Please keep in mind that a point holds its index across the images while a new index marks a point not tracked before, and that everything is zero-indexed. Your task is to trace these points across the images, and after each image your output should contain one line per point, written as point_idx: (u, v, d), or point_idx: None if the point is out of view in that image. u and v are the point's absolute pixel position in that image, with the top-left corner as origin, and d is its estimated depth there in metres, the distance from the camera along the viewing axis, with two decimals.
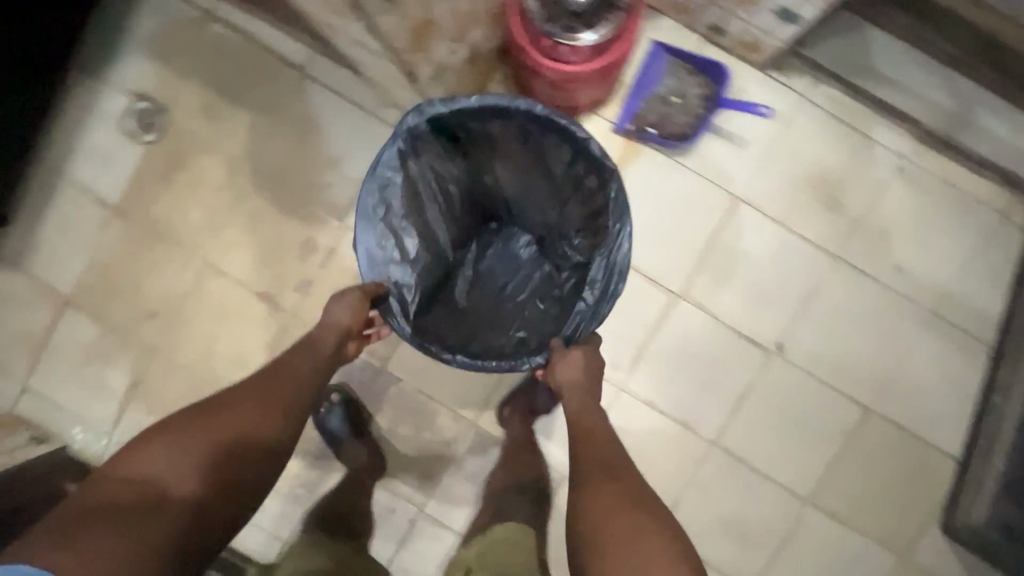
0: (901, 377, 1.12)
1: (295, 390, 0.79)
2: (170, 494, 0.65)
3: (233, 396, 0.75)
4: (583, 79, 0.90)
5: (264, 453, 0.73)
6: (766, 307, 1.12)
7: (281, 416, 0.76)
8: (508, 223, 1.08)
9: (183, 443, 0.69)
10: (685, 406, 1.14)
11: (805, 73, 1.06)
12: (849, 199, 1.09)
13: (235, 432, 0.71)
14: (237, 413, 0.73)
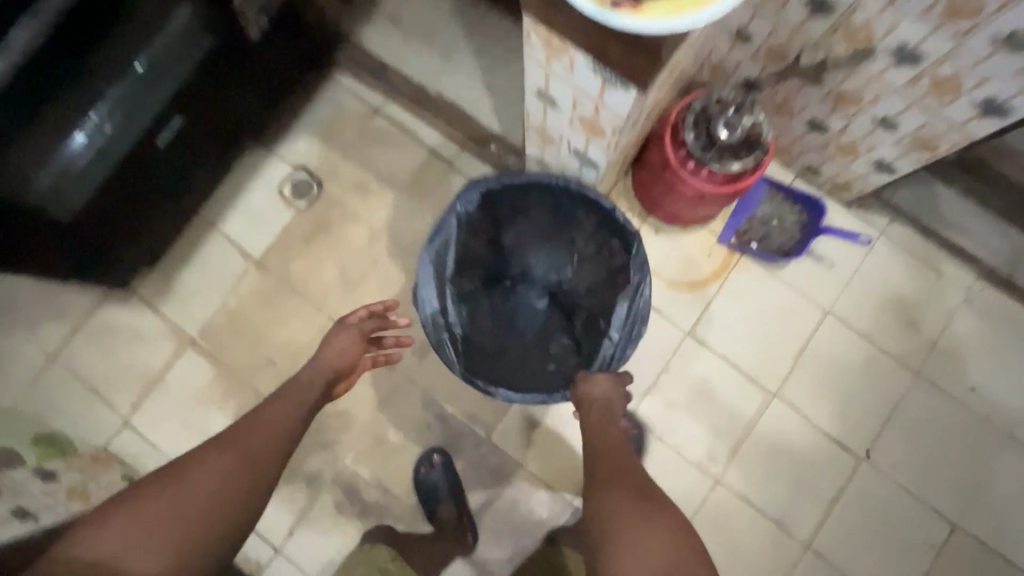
0: (982, 495, 1.18)
1: (271, 440, 0.78)
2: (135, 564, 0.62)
3: (191, 461, 0.70)
4: (717, 197, 1.06)
5: (240, 501, 0.70)
6: (853, 414, 1.21)
7: (257, 464, 0.74)
8: (520, 281, 0.98)
9: (151, 520, 0.64)
10: (778, 504, 1.18)
11: (885, 212, 1.24)
12: (925, 322, 1.23)
13: (201, 493, 0.68)
14: (200, 475, 0.69)
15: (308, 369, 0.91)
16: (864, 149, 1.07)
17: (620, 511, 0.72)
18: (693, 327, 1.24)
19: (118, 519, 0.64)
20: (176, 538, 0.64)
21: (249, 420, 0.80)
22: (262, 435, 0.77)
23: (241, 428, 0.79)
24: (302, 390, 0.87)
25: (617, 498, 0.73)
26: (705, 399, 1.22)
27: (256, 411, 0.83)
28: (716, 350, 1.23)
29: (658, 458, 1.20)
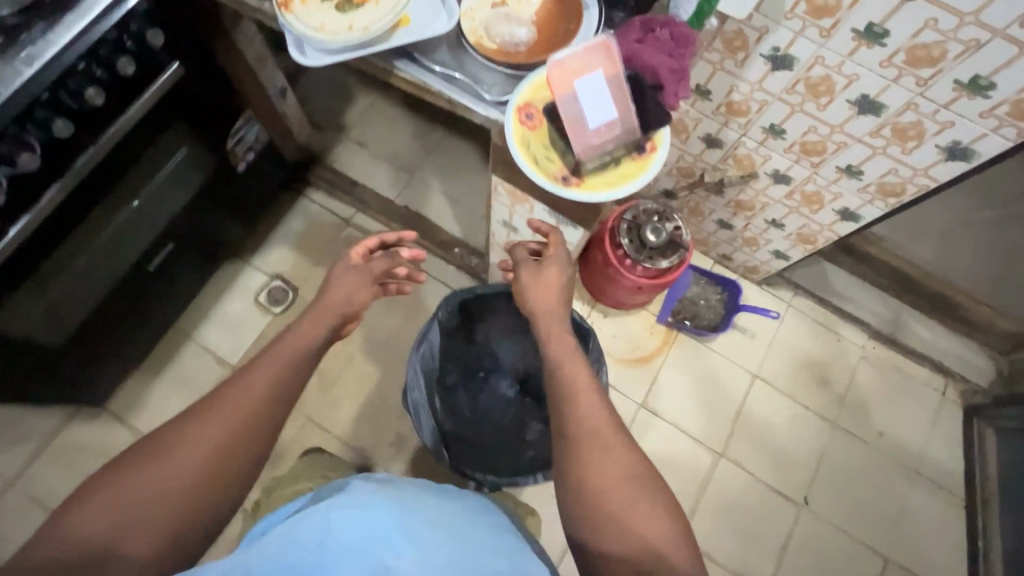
0: (903, 527, 1.35)
1: (264, 401, 0.69)
2: (136, 533, 0.57)
3: (187, 423, 0.64)
4: (652, 288, 1.26)
5: (243, 457, 0.65)
6: (789, 466, 1.37)
7: (261, 422, 0.67)
8: (492, 371, 1.12)
9: (141, 490, 0.59)
10: (737, 556, 1.30)
11: (789, 289, 1.49)
12: (834, 379, 1.44)
13: (199, 458, 0.62)
14: (198, 440, 0.63)
15: (300, 328, 0.79)
16: (764, 242, 1.31)
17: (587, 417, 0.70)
18: (644, 399, 1.39)
19: (112, 488, 0.59)
20: (177, 503, 0.60)
21: (233, 381, 0.69)
22: (254, 394, 0.68)
23: (225, 388, 0.68)
24: (298, 348, 0.76)
25: (581, 401, 0.72)
26: (663, 463, 1.35)
27: (235, 377, 0.70)
28: (667, 418, 1.38)
29: None
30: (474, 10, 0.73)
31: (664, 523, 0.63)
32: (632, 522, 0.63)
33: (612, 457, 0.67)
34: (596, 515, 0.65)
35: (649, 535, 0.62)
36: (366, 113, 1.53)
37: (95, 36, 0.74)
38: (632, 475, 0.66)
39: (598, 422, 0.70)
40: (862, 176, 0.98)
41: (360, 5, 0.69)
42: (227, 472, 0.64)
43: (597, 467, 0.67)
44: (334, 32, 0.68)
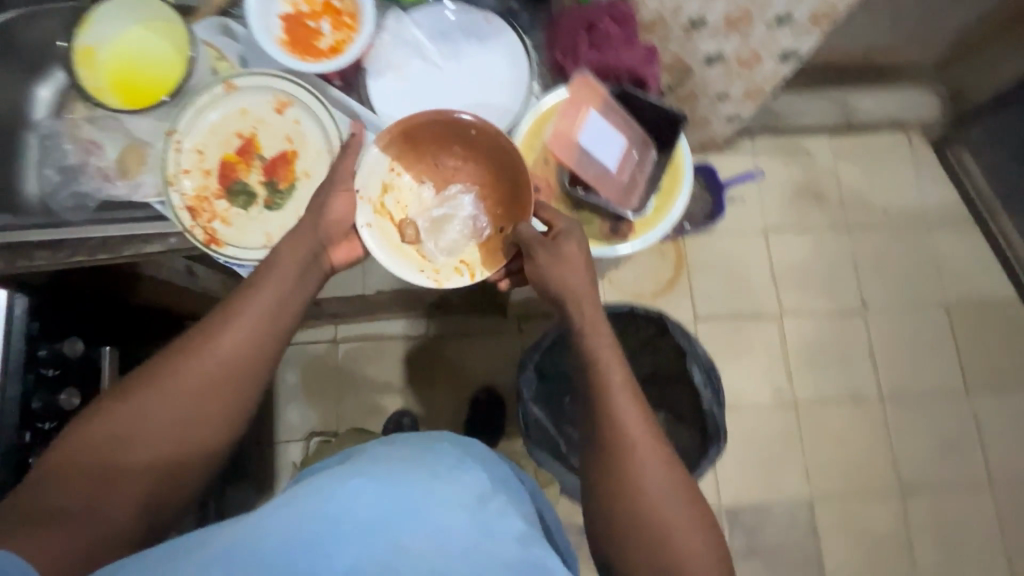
0: (944, 272, 1.47)
1: (256, 340, 0.59)
2: (140, 449, 0.55)
3: (169, 368, 0.57)
4: None
5: (241, 391, 0.59)
6: (835, 286, 1.45)
7: (245, 375, 0.59)
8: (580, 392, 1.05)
9: (143, 411, 0.56)
10: (843, 383, 1.39)
11: (747, 138, 1.49)
12: (825, 190, 1.50)
13: (184, 410, 0.57)
14: (189, 376, 0.57)
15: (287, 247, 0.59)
16: (714, 116, 1.29)
17: (633, 431, 0.59)
18: (696, 312, 1.41)
19: (98, 429, 0.55)
20: (168, 444, 0.57)
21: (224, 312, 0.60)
22: (234, 345, 0.58)
23: (211, 327, 0.59)
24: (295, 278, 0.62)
25: (613, 394, 0.60)
26: (743, 353, 1.39)
27: (216, 322, 0.59)
28: (722, 316, 1.41)
29: (749, 424, 1.35)
30: (423, 254, 0.65)
31: (700, 539, 0.57)
32: (669, 541, 0.56)
33: (656, 470, 0.58)
34: (630, 529, 0.57)
35: (682, 554, 0.56)
36: None
37: (16, 400, 0.59)
38: (674, 492, 0.58)
39: (638, 425, 0.60)
40: (792, 19, 0.95)
41: (290, 188, 0.59)
42: (224, 402, 0.58)
43: (643, 482, 0.58)
44: (288, 237, 0.58)
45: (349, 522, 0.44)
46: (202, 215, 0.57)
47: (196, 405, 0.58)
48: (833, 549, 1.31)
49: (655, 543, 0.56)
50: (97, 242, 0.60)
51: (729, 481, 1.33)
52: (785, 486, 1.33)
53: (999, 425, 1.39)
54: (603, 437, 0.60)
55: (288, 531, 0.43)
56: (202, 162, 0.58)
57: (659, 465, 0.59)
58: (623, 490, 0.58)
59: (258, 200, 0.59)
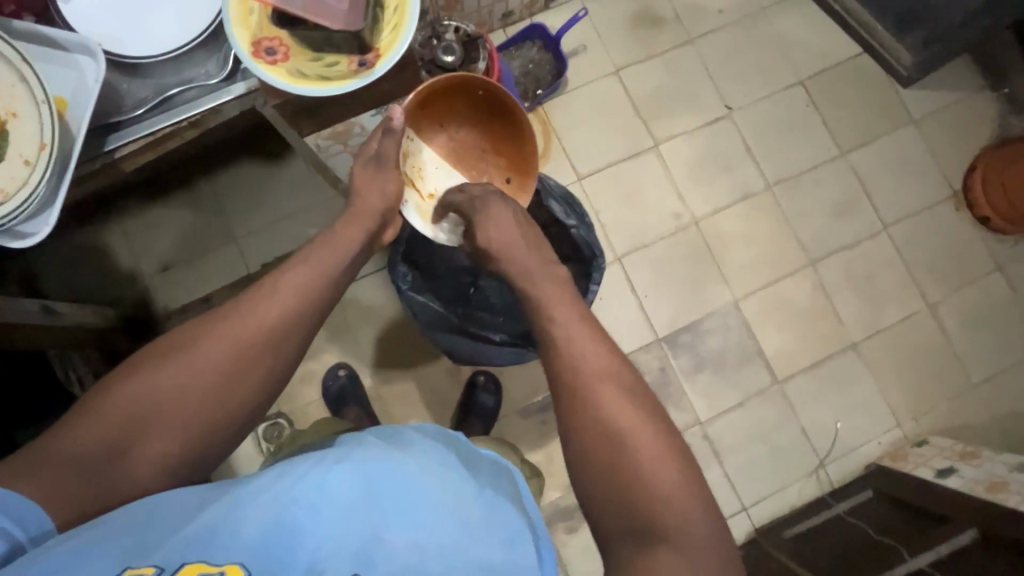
0: (790, 50, 1.50)
1: (284, 320, 0.65)
2: (163, 413, 0.58)
3: (216, 327, 0.62)
4: None
5: (268, 367, 0.63)
6: (698, 100, 1.47)
7: (287, 341, 0.65)
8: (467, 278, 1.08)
9: (174, 375, 0.59)
10: (732, 187, 1.44)
11: None
12: (660, 11, 1.49)
13: (210, 377, 0.60)
14: (219, 342, 0.61)
15: (340, 231, 0.75)
16: None
17: (591, 368, 0.65)
18: (577, 172, 1.41)
19: (133, 384, 0.58)
20: (188, 410, 0.59)
21: (252, 295, 0.65)
22: (278, 311, 0.64)
23: (239, 307, 0.64)
24: (308, 272, 0.69)
25: (564, 338, 0.68)
26: (633, 193, 1.42)
27: (261, 289, 0.65)
28: (604, 166, 1.42)
29: (661, 255, 1.40)
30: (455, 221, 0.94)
31: (670, 467, 0.60)
32: (637, 470, 0.60)
33: (617, 403, 0.63)
34: (593, 463, 0.62)
35: (647, 480, 0.60)
36: (131, 241, 1.28)
37: None
38: (636, 427, 0.62)
39: (600, 363, 0.66)
40: None
41: (4, 134, 0.52)
42: (252, 375, 0.62)
43: (598, 418, 0.63)
44: (21, 183, 0.52)
45: (330, 504, 0.51)
46: None
47: (222, 376, 0.60)
48: (768, 336, 1.39)
49: (619, 468, 0.61)
50: None
51: (659, 312, 1.38)
52: (710, 298, 1.39)
53: (877, 171, 1.47)
54: (568, 378, 0.66)
55: (267, 514, 0.49)
56: None
57: (617, 398, 0.63)
58: (587, 426, 0.63)
59: None
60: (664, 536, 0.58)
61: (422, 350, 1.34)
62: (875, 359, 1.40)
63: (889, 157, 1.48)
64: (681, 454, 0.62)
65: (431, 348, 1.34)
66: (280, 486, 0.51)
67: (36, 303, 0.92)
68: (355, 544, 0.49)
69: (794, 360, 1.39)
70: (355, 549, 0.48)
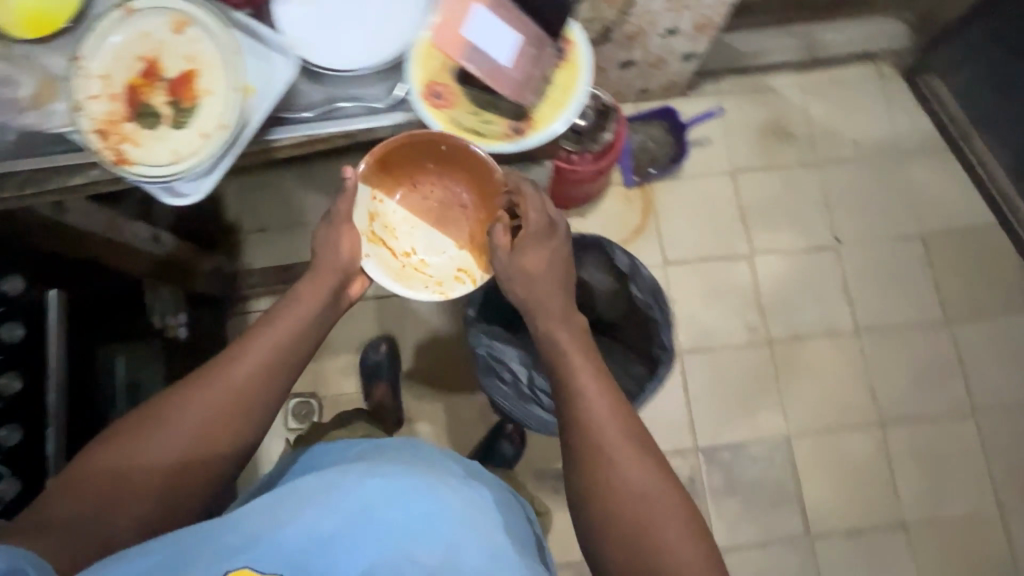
0: (918, 201, 1.44)
1: (255, 370, 0.69)
2: (146, 468, 0.62)
3: (185, 395, 0.66)
4: (595, 172, 1.20)
5: (240, 416, 0.67)
6: (807, 222, 1.43)
7: (250, 399, 0.68)
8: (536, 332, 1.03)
9: (155, 434, 0.63)
10: (818, 320, 1.38)
11: (710, 78, 1.47)
12: (793, 127, 1.48)
13: (188, 431, 0.64)
14: (196, 399, 0.66)
15: (307, 284, 0.78)
16: (669, 55, 1.27)
17: (606, 429, 0.69)
18: (664, 257, 1.40)
19: (120, 446, 0.62)
20: (170, 463, 0.63)
21: (230, 349, 0.70)
22: (240, 375, 0.68)
23: (221, 360, 0.69)
24: (297, 312, 0.75)
25: (587, 405, 0.71)
26: (716, 294, 1.38)
27: (244, 340, 0.71)
28: (693, 259, 1.40)
29: (724, 364, 1.35)
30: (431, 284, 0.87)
31: (683, 530, 0.65)
32: (655, 539, 0.64)
33: (633, 469, 0.67)
34: (612, 530, 0.65)
35: (666, 547, 0.63)
36: (242, 197, 1.38)
37: None
38: (654, 490, 0.66)
39: (618, 425, 0.70)
40: None
41: (196, 106, 0.58)
42: (227, 423, 0.66)
43: (618, 485, 0.66)
44: (194, 151, 0.58)
45: (366, 515, 0.54)
46: (112, 136, 0.58)
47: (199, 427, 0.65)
48: (813, 483, 1.30)
49: (636, 533, 0.64)
50: (24, 177, 0.63)
51: (705, 421, 1.33)
52: (762, 423, 1.33)
53: (978, 350, 1.37)
54: (584, 440, 0.69)
55: (306, 521, 0.53)
56: (110, 87, 0.58)
57: (629, 454, 0.68)
58: (605, 492, 0.67)
59: (165, 119, 0.58)
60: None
61: (463, 380, 1.35)
62: (923, 548, 1.28)
63: (998, 341, 1.37)
64: (694, 521, 0.66)
65: (470, 379, 1.35)
66: (322, 495, 0.55)
67: (151, 231, 0.97)
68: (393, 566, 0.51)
69: (834, 517, 1.29)
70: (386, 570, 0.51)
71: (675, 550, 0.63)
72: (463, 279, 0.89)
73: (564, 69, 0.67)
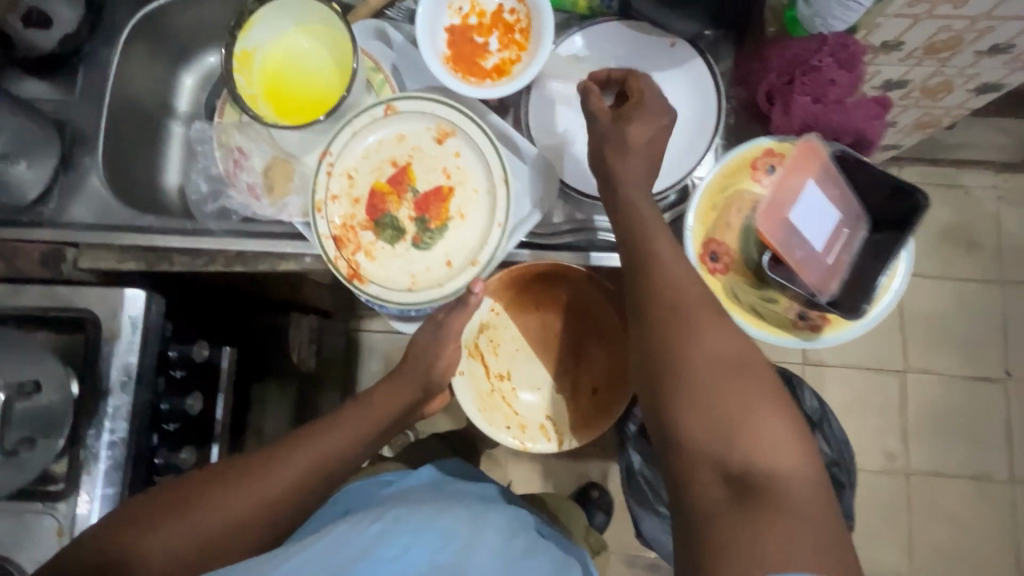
0: None
1: (300, 481, 0.58)
2: (144, 563, 0.52)
3: (202, 491, 0.55)
4: None
5: (262, 526, 0.56)
6: (976, 346, 1.27)
7: (292, 508, 0.58)
8: None
9: (158, 535, 0.53)
10: (969, 460, 1.23)
11: (892, 165, 1.31)
12: (979, 235, 1.30)
13: (200, 534, 0.54)
14: (219, 502, 0.55)
15: (383, 393, 0.69)
16: None
17: (686, 297, 0.52)
18: (805, 356, 1.28)
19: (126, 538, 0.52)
20: (171, 563, 0.52)
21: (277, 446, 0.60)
22: (275, 487, 0.57)
23: (263, 457, 0.59)
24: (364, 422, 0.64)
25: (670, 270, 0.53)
26: (856, 407, 1.26)
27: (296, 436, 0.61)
28: (837, 364, 1.27)
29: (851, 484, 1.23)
30: (518, 428, 0.83)
31: (787, 426, 0.48)
32: (756, 434, 0.47)
33: (716, 335, 0.50)
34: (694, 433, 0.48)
35: (754, 428, 0.47)
36: None
37: (149, 400, 0.60)
38: (746, 361, 0.50)
39: (700, 297, 0.52)
40: (1011, 49, 0.79)
41: (440, 228, 0.58)
42: (246, 534, 0.55)
43: (706, 369, 0.49)
44: (431, 279, 0.56)
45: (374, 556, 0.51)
46: (347, 245, 0.56)
47: (215, 534, 0.54)
48: None
49: (721, 413, 0.48)
50: (234, 254, 0.59)
51: None
52: (884, 560, 1.21)
53: None
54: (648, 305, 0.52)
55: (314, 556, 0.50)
56: (352, 189, 0.58)
57: (716, 329, 0.51)
58: (690, 368, 0.49)
59: (405, 235, 0.57)
60: (776, 509, 0.44)
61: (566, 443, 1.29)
62: None
63: None
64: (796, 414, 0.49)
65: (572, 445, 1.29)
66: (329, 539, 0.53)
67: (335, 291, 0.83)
68: None
69: None
70: None
71: (767, 435, 0.47)
72: (547, 432, 0.84)
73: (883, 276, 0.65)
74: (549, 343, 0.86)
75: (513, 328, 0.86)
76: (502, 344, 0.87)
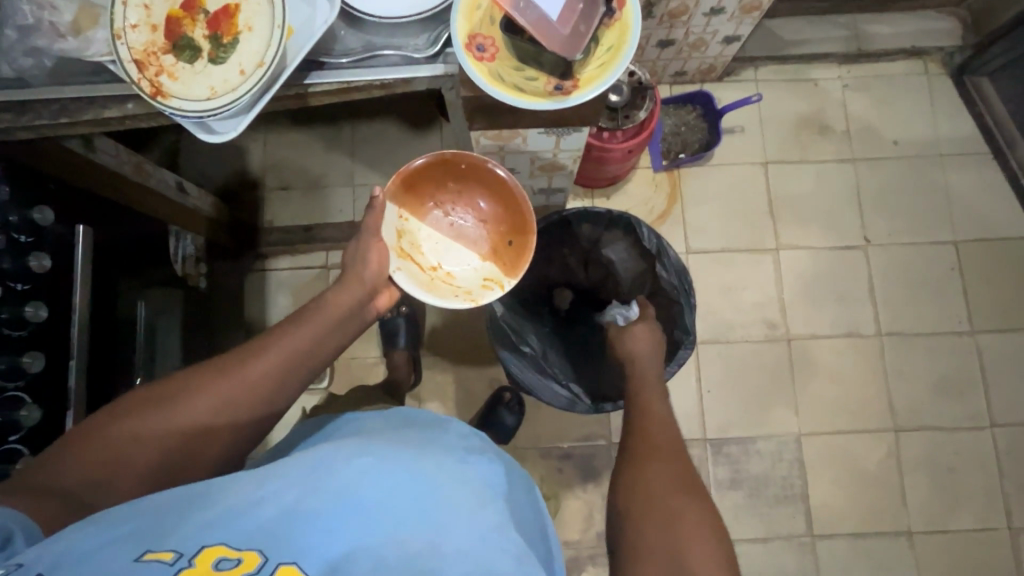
0: (956, 209, 1.40)
1: (278, 370, 0.69)
2: (145, 441, 0.61)
3: (194, 384, 0.65)
4: (624, 153, 1.16)
5: (247, 410, 0.67)
6: (837, 219, 1.39)
7: (274, 397, 0.69)
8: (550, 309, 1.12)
9: (158, 420, 0.62)
10: (841, 321, 1.35)
11: (748, 65, 1.43)
12: (832, 121, 1.43)
13: (194, 419, 0.64)
14: (208, 394, 0.65)
15: (333, 296, 0.78)
16: (710, 37, 1.24)
17: (651, 435, 0.77)
18: (688, 245, 1.38)
19: (126, 425, 0.61)
20: (169, 440, 0.62)
21: (254, 346, 0.70)
22: (259, 374, 0.68)
23: (245, 353, 0.69)
24: (329, 322, 0.75)
25: (654, 407, 0.81)
26: (738, 285, 1.36)
27: (267, 338, 0.71)
28: (716, 249, 1.38)
29: (739, 356, 1.34)
30: (462, 290, 0.90)
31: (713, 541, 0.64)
32: (681, 538, 0.64)
33: (667, 469, 0.71)
34: (642, 519, 0.67)
35: (685, 535, 0.64)
36: (270, 154, 1.37)
37: None
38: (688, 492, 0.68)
39: (664, 440, 0.76)
40: None
41: (234, 40, 0.61)
42: (232, 416, 0.66)
43: (655, 482, 0.70)
44: (231, 88, 0.60)
45: (353, 506, 0.52)
46: (149, 68, 0.60)
47: (208, 418, 0.64)
48: (821, 482, 1.29)
49: (667, 526, 0.65)
50: (59, 106, 0.64)
51: (716, 413, 1.32)
52: (774, 419, 1.31)
53: (1004, 364, 1.33)
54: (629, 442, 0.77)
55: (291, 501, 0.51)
56: (149, 17, 0.62)
57: (671, 463, 0.72)
58: (648, 492, 0.69)
59: (203, 54, 0.62)
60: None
61: (476, 351, 1.36)
62: (928, 558, 1.26)
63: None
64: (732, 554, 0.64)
65: (480, 352, 1.35)
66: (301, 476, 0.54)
67: (175, 179, 0.99)
68: (381, 542, 0.50)
69: (838, 520, 1.28)
70: (373, 551, 0.48)
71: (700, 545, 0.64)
72: (489, 283, 0.91)
73: (612, 31, 0.66)
74: (456, 226, 0.95)
75: (424, 224, 0.94)
76: (422, 244, 0.94)
